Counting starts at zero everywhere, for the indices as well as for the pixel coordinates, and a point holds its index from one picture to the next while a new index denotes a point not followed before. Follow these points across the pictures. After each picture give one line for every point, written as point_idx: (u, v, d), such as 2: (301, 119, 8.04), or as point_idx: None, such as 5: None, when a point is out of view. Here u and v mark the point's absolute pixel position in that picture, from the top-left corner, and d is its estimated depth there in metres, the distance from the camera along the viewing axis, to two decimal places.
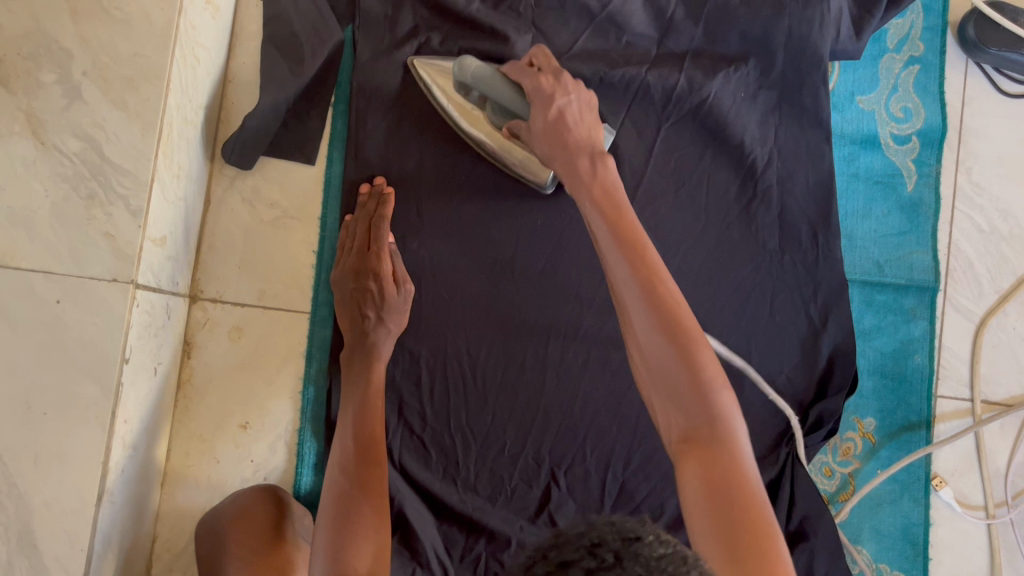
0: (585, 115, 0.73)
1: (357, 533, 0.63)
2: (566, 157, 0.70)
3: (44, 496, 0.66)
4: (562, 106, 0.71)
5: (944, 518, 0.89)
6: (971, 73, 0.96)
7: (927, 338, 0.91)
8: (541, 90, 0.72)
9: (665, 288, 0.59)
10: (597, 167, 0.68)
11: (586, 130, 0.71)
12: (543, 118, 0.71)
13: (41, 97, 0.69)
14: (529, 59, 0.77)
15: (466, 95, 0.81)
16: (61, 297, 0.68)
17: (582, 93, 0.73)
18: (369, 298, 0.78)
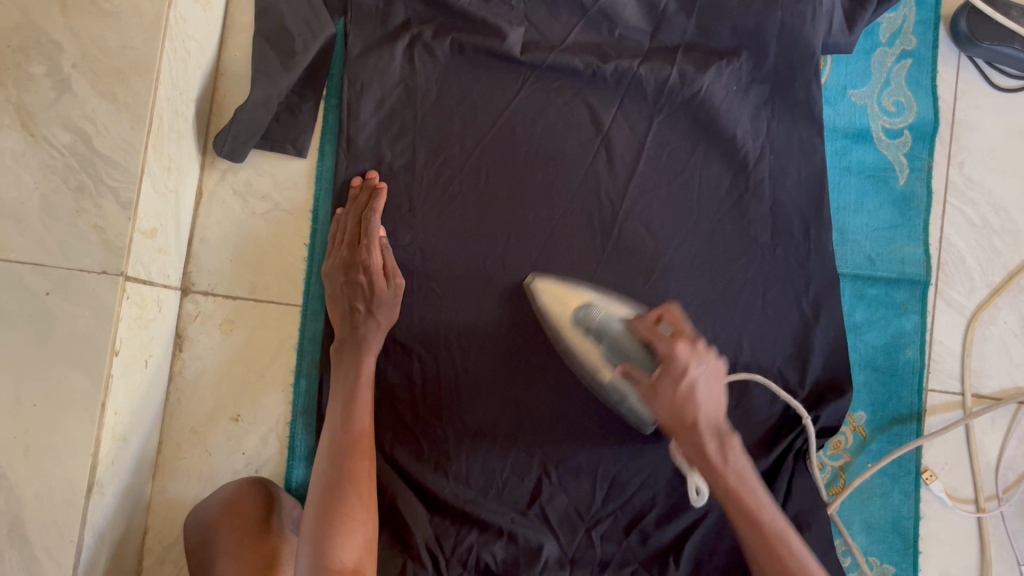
0: (712, 383, 0.69)
1: (342, 531, 0.67)
2: (689, 435, 0.68)
3: (34, 488, 0.66)
4: (695, 379, 0.68)
5: (934, 511, 0.89)
6: (964, 67, 0.96)
7: (918, 331, 0.91)
8: (671, 359, 0.69)
9: (781, 540, 0.65)
10: (727, 452, 0.67)
11: (714, 404, 0.68)
12: (670, 389, 0.68)
13: (30, 89, 0.69)
14: (657, 317, 0.74)
15: (584, 332, 0.78)
16: (51, 289, 0.68)
17: (713, 362, 0.69)
18: (359, 292, 0.79)
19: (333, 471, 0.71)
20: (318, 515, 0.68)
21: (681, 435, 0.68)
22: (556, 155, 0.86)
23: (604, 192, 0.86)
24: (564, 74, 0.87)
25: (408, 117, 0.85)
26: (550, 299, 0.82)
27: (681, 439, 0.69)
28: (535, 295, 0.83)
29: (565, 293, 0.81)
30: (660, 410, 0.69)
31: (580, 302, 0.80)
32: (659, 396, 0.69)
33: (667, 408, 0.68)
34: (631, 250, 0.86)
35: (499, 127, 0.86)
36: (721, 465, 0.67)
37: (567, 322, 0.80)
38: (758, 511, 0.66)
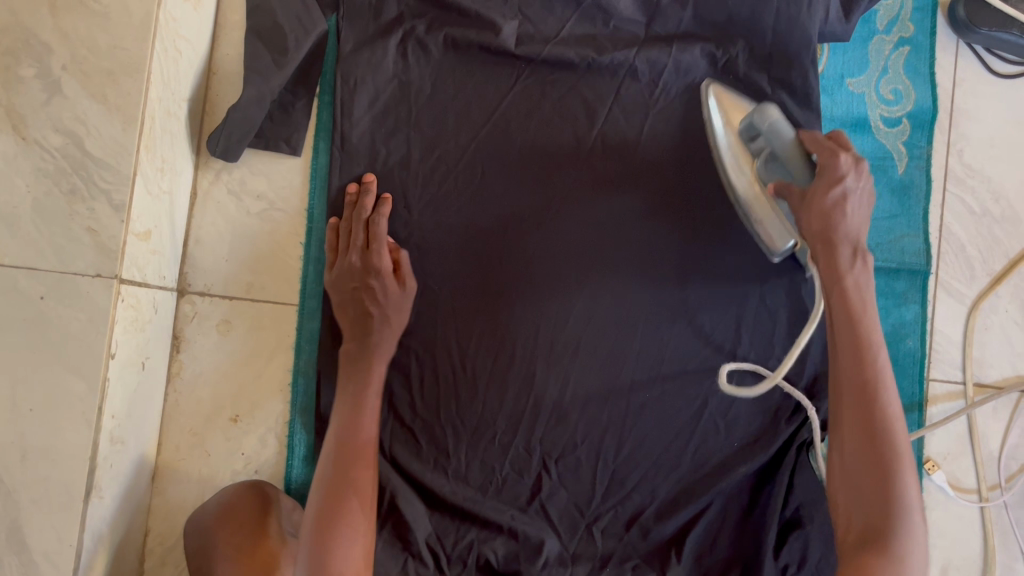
0: (860, 203, 0.73)
1: (343, 539, 0.67)
2: (823, 224, 0.71)
3: (31, 493, 0.66)
4: (845, 188, 0.71)
5: (936, 501, 0.89)
6: (962, 53, 0.95)
7: (919, 322, 0.90)
8: (835, 164, 0.71)
9: (879, 389, 0.67)
10: (858, 260, 0.71)
11: (858, 219, 0.72)
12: (822, 198, 0.71)
13: (20, 92, 0.68)
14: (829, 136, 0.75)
15: (748, 138, 0.79)
16: (45, 293, 0.68)
17: (865, 187, 0.73)
18: (371, 298, 0.79)
19: (337, 476, 0.70)
20: (319, 519, 0.68)
21: (817, 237, 0.72)
22: (553, 148, 0.86)
23: (601, 183, 0.86)
24: (558, 67, 0.86)
25: (402, 113, 0.85)
26: (718, 105, 0.82)
27: (814, 240, 0.72)
28: (704, 105, 0.83)
29: (739, 110, 0.81)
30: (808, 221, 0.72)
31: (748, 116, 0.78)
32: (808, 204, 0.72)
33: (816, 213, 0.71)
34: (629, 243, 0.85)
35: (495, 120, 0.85)
36: (846, 271, 0.71)
37: (733, 130, 0.81)
38: (867, 333, 0.69)
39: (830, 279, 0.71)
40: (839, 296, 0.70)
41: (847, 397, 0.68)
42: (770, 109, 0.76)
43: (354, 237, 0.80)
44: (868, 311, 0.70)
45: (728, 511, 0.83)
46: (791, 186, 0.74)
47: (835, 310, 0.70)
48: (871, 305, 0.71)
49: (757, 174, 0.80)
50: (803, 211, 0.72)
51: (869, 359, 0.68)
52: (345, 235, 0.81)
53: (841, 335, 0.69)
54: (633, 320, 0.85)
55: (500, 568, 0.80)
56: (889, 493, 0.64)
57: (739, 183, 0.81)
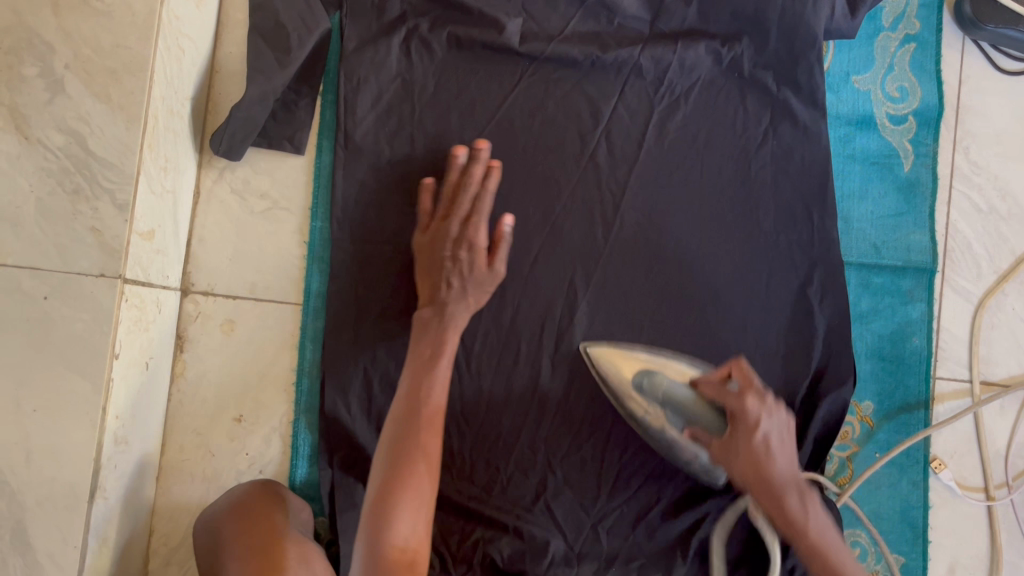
0: (783, 438, 0.73)
1: (406, 502, 0.66)
2: (770, 496, 0.72)
3: (37, 493, 0.66)
4: (767, 433, 0.72)
5: (943, 500, 0.88)
6: (968, 50, 0.95)
7: (925, 320, 0.90)
8: (743, 414, 0.72)
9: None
10: (808, 507, 0.72)
11: (785, 454, 0.73)
12: (747, 441, 0.72)
13: (23, 91, 0.68)
14: (728, 371, 0.75)
15: (648, 399, 0.77)
16: (49, 293, 0.68)
17: (782, 418, 0.73)
18: (455, 270, 0.78)
19: (405, 438, 0.70)
20: (383, 484, 0.67)
21: (766, 496, 0.72)
22: (556, 147, 0.85)
23: (605, 182, 0.85)
24: (562, 66, 0.86)
25: (406, 111, 0.84)
26: (608, 364, 0.80)
27: (760, 495, 0.73)
28: (594, 364, 0.81)
29: (620, 360, 0.80)
30: (754, 489, 0.73)
31: (640, 368, 0.79)
32: (737, 452, 0.72)
33: (745, 465, 0.72)
34: (633, 242, 0.85)
35: (499, 119, 0.85)
36: (766, 459, 0.72)
37: (626, 388, 0.78)
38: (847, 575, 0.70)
39: (800, 538, 0.71)
40: (810, 517, 0.72)
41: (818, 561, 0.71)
42: (662, 375, 0.77)
43: (457, 208, 0.79)
44: (821, 523, 0.72)
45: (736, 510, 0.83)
46: (706, 435, 0.75)
47: (801, 544, 0.71)
48: (823, 516, 0.72)
49: (671, 421, 0.77)
50: (731, 455, 0.73)
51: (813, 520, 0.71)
52: (448, 201, 0.80)
53: (793, 513, 0.71)
54: (638, 318, 0.84)
55: (505, 567, 0.79)
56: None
57: (653, 429, 0.79)
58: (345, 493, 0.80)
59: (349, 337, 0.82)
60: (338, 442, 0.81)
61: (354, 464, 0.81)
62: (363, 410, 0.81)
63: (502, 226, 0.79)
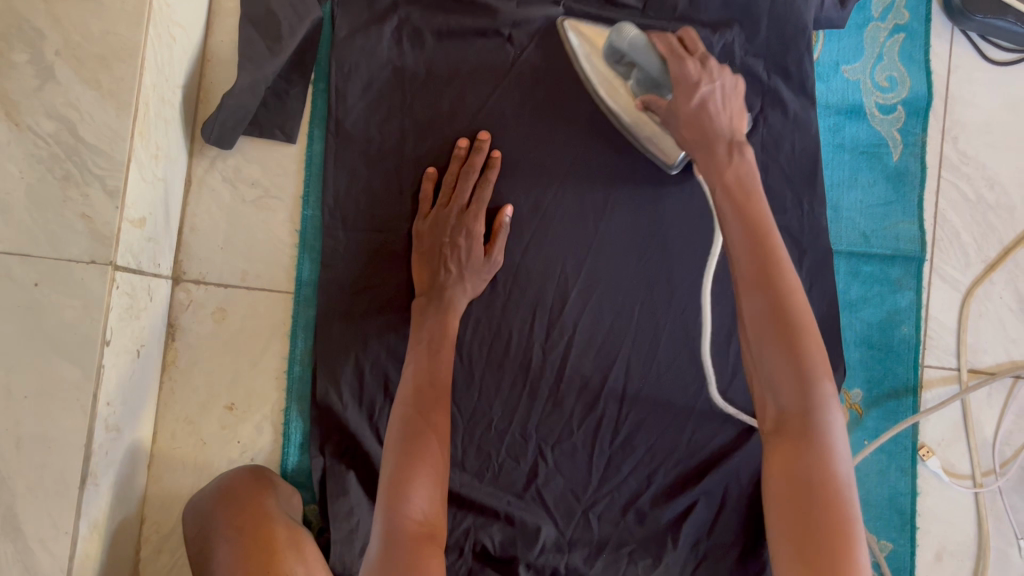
0: (724, 102, 0.71)
1: (421, 476, 0.66)
2: (704, 144, 0.69)
3: (27, 480, 0.66)
4: (704, 97, 0.70)
5: (931, 487, 0.89)
6: (957, 40, 0.95)
7: (914, 308, 0.91)
8: (684, 73, 0.71)
9: (779, 271, 0.60)
10: (737, 154, 0.67)
11: (727, 116, 0.70)
12: (685, 108, 0.70)
13: (13, 78, 0.68)
14: (680, 38, 0.74)
15: (612, 66, 0.79)
16: (39, 280, 0.67)
17: (727, 79, 0.72)
18: (455, 255, 0.80)
19: (414, 418, 0.70)
20: (397, 459, 0.67)
21: (697, 146, 0.69)
22: (547, 134, 0.85)
23: (595, 168, 0.86)
24: (552, 53, 0.86)
25: (397, 99, 0.85)
26: (577, 35, 0.83)
27: (694, 147, 0.70)
28: (566, 41, 0.84)
29: (592, 31, 0.83)
30: (681, 129, 0.71)
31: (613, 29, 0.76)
32: (677, 114, 0.71)
33: (687, 114, 0.70)
34: (623, 229, 0.85)
35: (490, 106, 0.85)
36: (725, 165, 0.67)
37: (596, 53, 0.83)
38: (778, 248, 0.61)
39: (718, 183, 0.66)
40: (746, 207, 0.63)
41: (752, 280, 0.60)
42: (633, 27, 0.75)
43: (458, 194, 0.81)
44: (755, 195, 0.64)
45: (727, 498, 0.83)
46: (658, 100, 0.74)
47: (728, 211, 0.63)
48: (756, 177, 0.66)
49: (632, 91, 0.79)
50: (673, 119, 0.71)
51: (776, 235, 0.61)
52: (450, 189, 0.82)
53: (735, 240, 0.62)
54: (627, 305, 0.85)
55: (497, 553, 0.81)
56: (807, 426, 0.57)
57: (614, 104, 0.82)
58: (336, 480, 0.80)
59: (340, 324, 0.82)
60: (329, 429, 0.81)
61: (345, 452, 0.81)
62: (354, 397, 0.82)
63: (502, 216, 0.81)
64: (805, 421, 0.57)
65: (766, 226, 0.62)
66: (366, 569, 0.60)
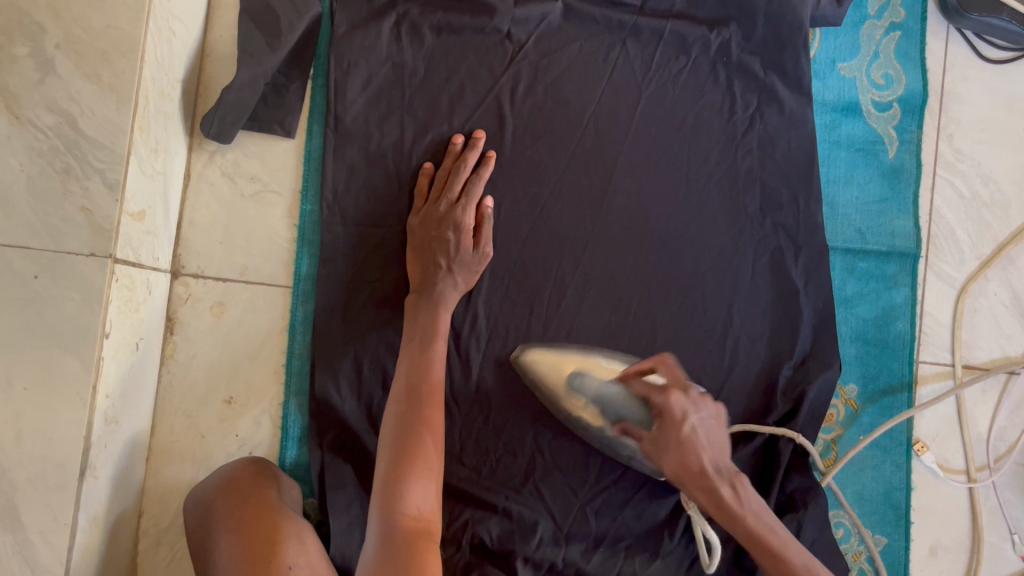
0: (711, 432, 0.75)
1: (416, 473, 0.66)
2: (704, 486, 0.73)
3: (27, 472, 0.66)
4: (695, 424, 0.74)
5: (925, 483, 0.90)
6: (953, 39, 0.96)
7: (908, 304, 0.91)
8: (669, 405, 0.75)
9: (779, 548, 0.71)
10: (741, 495, 0.73)
11: (712, 441, 0.75)
12: (676, 433, 0.74)
13: (13, 70, 0.68)
14: (655, 363, 0.78)
15: (580, 402, 0.79)
16: (40, 272, 0.68)
17: (710, 406, 0.76)
18: (443, 247, 0.80)
19: (409, 413, 0.71)
20: (392, 456, 0.67)
21: (695, 484, 0.74)
22: (544, 133, 0.86)
23: (592, 165, 0.86)
24: (550, 50, 0.86)
25: (396, 95, 0.85)
26: (536, 369, 0.81)
27: (691, 486, 0.74)
28: (523, 369, 0.82)
29: (549, 358, 0.81)
30: (669, 453, 0.75)
31: (570, 372, 0.80)
32: (667, 445, 0.75)
33: (674, 458, 0.75)
34: (619, 226, 0.86)
35: (488, 103, 0.85)
36: (736, 506, 0.73)
37: (564, 408, 0.80)
38: (744, 504, 0.73)
39: (684, 479, 0.74)
40: (668, 445, 0.75)
41: (749, 539, 0.72)
42: (594, 374, 0.79)
43: (448, 188, 0.82)
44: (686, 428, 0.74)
45: None
46: (639, 432, 0.77)
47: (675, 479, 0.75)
48: (730, 487, 0.74)
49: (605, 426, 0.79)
50: (664, 453, 0.75)
51: (745, 519, 0.72)
52: (441, 184, 0.83)
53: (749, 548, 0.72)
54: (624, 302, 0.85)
55: (495, 548, 0.80)
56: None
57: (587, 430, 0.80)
58: (335, 474, 0.80)
59: (339, 319, 0.83)
60: (328, 423, 0.82)
61: (342, 446, 0.82)
62: (353, 391, 0.82)
63: (485, 208, 0.82)
64: None
65: (733, 490, 0.73)
66: (364, 567, 0.60)
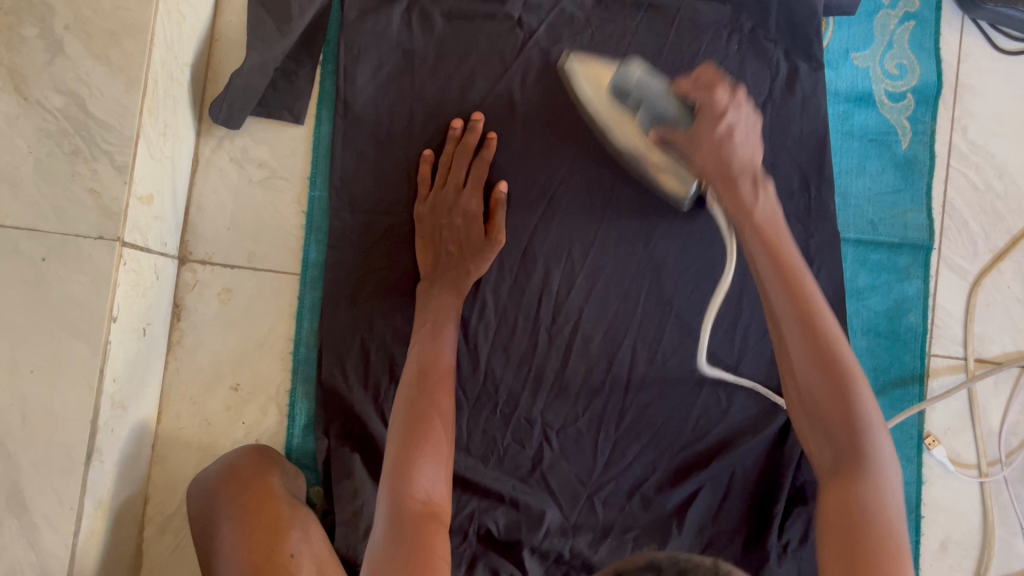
0: (750, 132, 0.69)
1: (425, 457, 0.65)
2: (725, 171, 0.68)
3: (32, 455, 0.66)
4: (731, 123, 0.68)
5: (936, 476, 0.89)
6: (968, 30, 0.95)
7: (921, 297, 0.90)
8: (711, 100, 0.68)
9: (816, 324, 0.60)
10: (760, 191, 0.66)
11: (751, 155, 0.68)
12: (708, 137, 0.68)
13: (23, 52, 0.68)
14: (700, 68, 0.70)
15: (624, 105, 0.75)
16: (47, 255, 0.67)
17: (749, 112, 0.69)
18: (455, 236, 0.80)
19: (420, 400, 0.70)
20: (402, 439, 0.66)
21: (715, 175, 0.68)
22: (556, 119, 0.85)
23: (603, 152, 0.85)
24: (563, 37, 0.86)
25: (406, 82, 0.84)
26: (588, 82, 0.79)
27: (721, 228, 0.68)
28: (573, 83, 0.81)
29: (600, 71, 0.79)
30: (701, 157, 0.69)
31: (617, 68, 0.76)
32: (698, 145, 0.69)
33: (704, 149, 0.68)
34: (630, 214, 0.85)
35: (499, 89, 0.85)
36: (751, 204, 0.66)
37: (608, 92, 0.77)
38: (803, 282, 0.61)
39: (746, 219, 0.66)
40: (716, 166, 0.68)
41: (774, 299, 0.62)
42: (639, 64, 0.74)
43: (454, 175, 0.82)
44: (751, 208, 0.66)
45: (733, 485, 0.83)
46: (673, 132, 0.71)
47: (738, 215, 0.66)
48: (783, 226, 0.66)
49: (638, 129, 0.75)
50: (694, 151, 0.69)
51: (792, 261, 0.63)
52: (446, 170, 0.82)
53: (778, 297, 0.61)
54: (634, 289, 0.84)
55: (502, 537, 0.80)
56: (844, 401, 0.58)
57: (620, 139, 0.78)
58: (341, 462, 0.80)
59: (346, 306, 0.82)
60: (334, 411, 0.81)
61: (349, 434, 0.81)
62: (360, 378, 0.82)
63: (499, 193, 0.82)
64: (845, 413, 0.57)
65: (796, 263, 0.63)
66: (371, 550, 0.59)
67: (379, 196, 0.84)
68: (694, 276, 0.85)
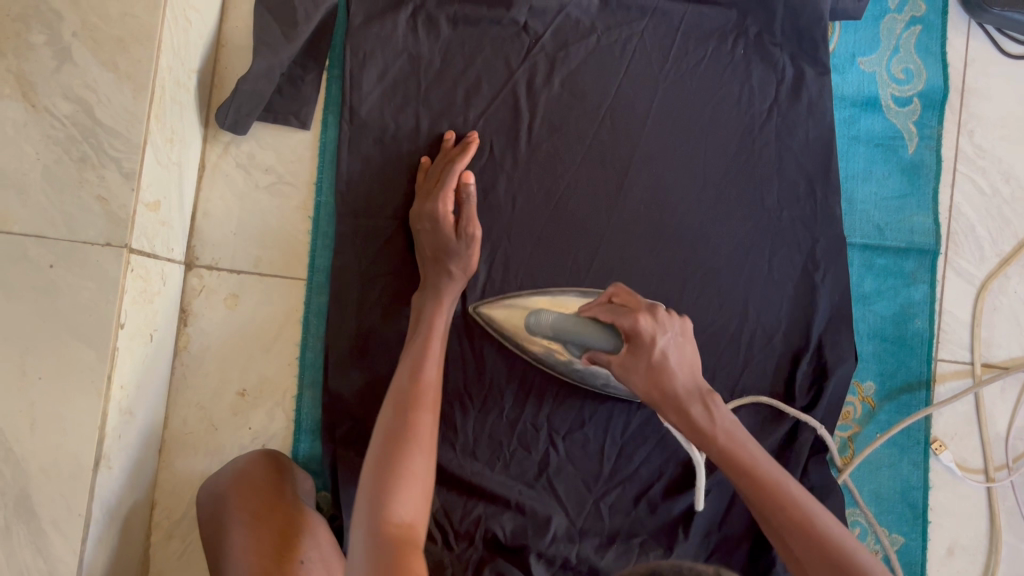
0: (681, 348, 0.70)
1: (400, 483, 0.63)
2: (673, 402, 0.69)
3: (40, 461, 0.66)
4: (664, 346, 0.68)
5: (944, 482, 0.89)
6: (974, 34, 0.95)
7: (928, 301, 0.90)
8: (637, 329, 0.68)
9: (782, 491, 0.64)
10: (713, 415, 0.68)
11: (687, 364, 0.70)
12: (647, 357, 0.68)
13: (31, 59, 0.68)
14: (612, 294, 0.73)
15: (538, 340, 0.74)
16: (56, 261, 0.67)
17: (675, 325, 0.70)
18: (430, 239, 0.79)
19: (397, 419, 0.67)
20: (377, 467, 0.64)
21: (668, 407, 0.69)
22: (560, 126, 0.85)
23: (608, 159, 0.85)
24: (569, 42, 0.86)
25: (412, 87, 0.84)
26: (500, 314, 0.81)
27: (664, 409, 0.70)
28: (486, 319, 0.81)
29: (512, 311, 0.80)
30: (638, 377, 0.69)
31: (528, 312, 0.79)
32: (637, 366, 0.68)
33: (642, 380, 0.69)
34: (635, 219, 0.85)
35: (504, 95, 0.85)
36: (709, 428, 0.68)
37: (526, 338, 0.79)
38: (765, 472, 0.65)
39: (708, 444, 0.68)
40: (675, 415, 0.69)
41: (745, 484, 0.65)
42: (548, 311, 0.71)
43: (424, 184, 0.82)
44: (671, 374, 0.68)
45: (739, 490, 0.83)
46: (608, 357, 0.69)
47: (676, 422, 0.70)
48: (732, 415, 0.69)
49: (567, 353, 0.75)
50: (633, 372, 0.69)
51: (752, 449, 0.67)
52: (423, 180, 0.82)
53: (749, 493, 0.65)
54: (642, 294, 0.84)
55: (508, 542, 0.79)
56: (829, 551, 0.59)
57: (542, 354, 0.80)
58: (348, 467, 0.80)
59: (352, 313, 0.82)
60: (340, 416, 0.81)
61: (354, 440, 0.81)
62: (366, 383, 0.82)
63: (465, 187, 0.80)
64: (835, 557, 0.59)
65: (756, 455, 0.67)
66: None
67: (386, 201, 0.84)
68: (698, 282, 0.85)
